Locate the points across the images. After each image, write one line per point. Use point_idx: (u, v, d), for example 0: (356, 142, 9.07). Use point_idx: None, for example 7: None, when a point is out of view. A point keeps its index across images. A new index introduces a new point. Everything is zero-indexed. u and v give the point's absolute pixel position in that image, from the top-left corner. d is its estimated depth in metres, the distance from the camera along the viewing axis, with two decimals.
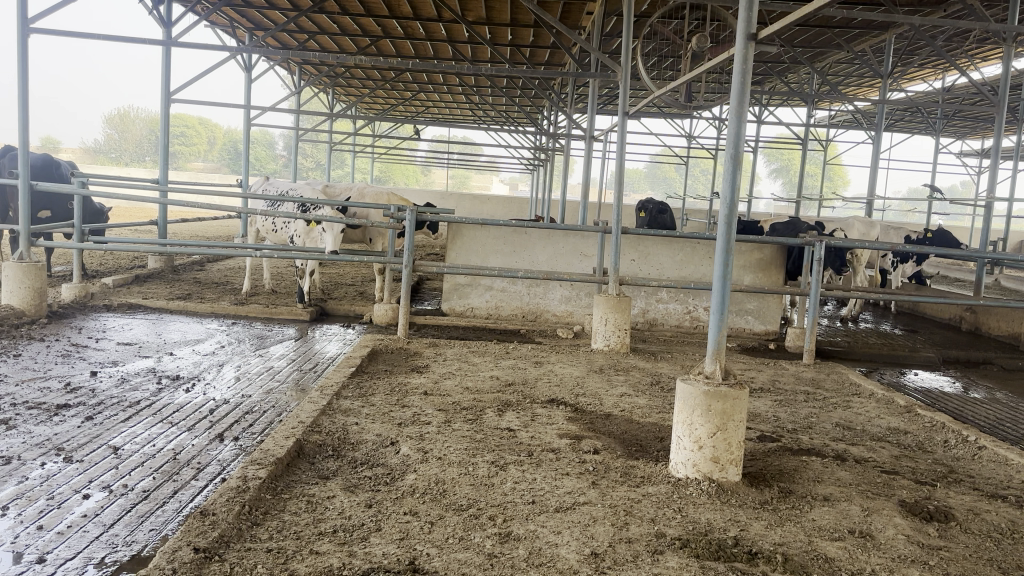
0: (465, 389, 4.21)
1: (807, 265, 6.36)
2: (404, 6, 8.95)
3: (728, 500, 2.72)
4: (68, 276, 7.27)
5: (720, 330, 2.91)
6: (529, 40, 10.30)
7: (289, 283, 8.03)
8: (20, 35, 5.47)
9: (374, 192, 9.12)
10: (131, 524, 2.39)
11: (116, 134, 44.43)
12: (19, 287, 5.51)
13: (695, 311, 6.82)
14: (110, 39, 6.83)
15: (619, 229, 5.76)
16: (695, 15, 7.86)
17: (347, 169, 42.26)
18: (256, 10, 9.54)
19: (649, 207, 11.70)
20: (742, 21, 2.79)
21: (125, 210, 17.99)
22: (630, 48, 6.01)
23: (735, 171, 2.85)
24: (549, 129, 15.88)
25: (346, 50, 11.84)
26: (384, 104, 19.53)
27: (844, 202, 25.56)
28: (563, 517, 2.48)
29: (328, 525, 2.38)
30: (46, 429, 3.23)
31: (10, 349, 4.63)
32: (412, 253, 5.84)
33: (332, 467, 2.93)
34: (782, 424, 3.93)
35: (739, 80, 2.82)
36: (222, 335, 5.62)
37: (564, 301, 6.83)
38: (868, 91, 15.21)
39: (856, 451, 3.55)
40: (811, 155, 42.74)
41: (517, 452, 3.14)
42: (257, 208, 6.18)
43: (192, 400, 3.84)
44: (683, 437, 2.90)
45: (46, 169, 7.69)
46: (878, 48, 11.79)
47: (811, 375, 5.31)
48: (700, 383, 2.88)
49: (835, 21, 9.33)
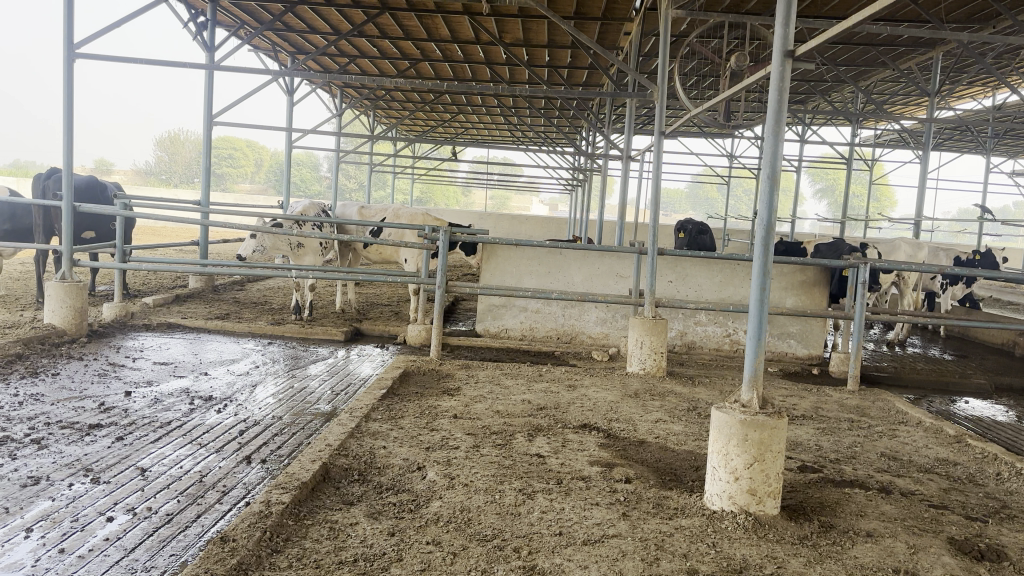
0: (496, 412, 4.14)
1: (852, 288, 6.17)
2: (442, 28, 9.01)
3: (765, 535, 2.60)
4: (111, 296, 7.41)
5: (758, 357, 2.80)
6: (567, 61, 10.29)
7: (325, 303, 8.08)
8: (66, 60, 5.60)
9: (409, 213, 9.12)
10: (152, 548, 2.36)
11: (167, 157, 45.59)
12: (60, 306, 5.59)
13: (734, 335, 6.67)
14: (153, 63, 6.96)
15: (656, 250, 5.63)
16: (734, 34, 7.75)
17: (387, 191, 42.98)
18: (298, 34, 9.68)
19: (689, 228, 11.55)
20: (779, 37, 2.72)
21: (172, 231, 18.35)
22: (667, 68, 5.87)
23: (772, 192, 2.75)
24: (588, 149, 15.85)
25: (386, 72, 11.98)
26: (426, 125, 19.70)
27: (891, 222, 24.98)
28: (590, 550, 2.39)
29: (349, 553, 2.33)
30: (77, 450, 3.24)
31: (49, 367, 4.70)
32: (445, 274, 5.76)
33: (357, 492, 2.88)
34: (824, 454, 3.79)
35: (776, 98, 2.73)
36: (258, 355, 5.64)
37: (600, 323, 6.72)
38: (915, 109, 14.89)
39: (902, 483, 3.40)
40: (857, 175, 42.01)
41: (546, 480, 3.06)
42: (278, 232, 6.01)
43: (223, 422, 3.83)
44: (718, 468, 2.79)
45: (91, 190, 7.85)
46: (925, 66, 11.53)
47: (856, 402, 5.13)
48: (736, 412, 2.77)
49: (881, 39, 9.15)
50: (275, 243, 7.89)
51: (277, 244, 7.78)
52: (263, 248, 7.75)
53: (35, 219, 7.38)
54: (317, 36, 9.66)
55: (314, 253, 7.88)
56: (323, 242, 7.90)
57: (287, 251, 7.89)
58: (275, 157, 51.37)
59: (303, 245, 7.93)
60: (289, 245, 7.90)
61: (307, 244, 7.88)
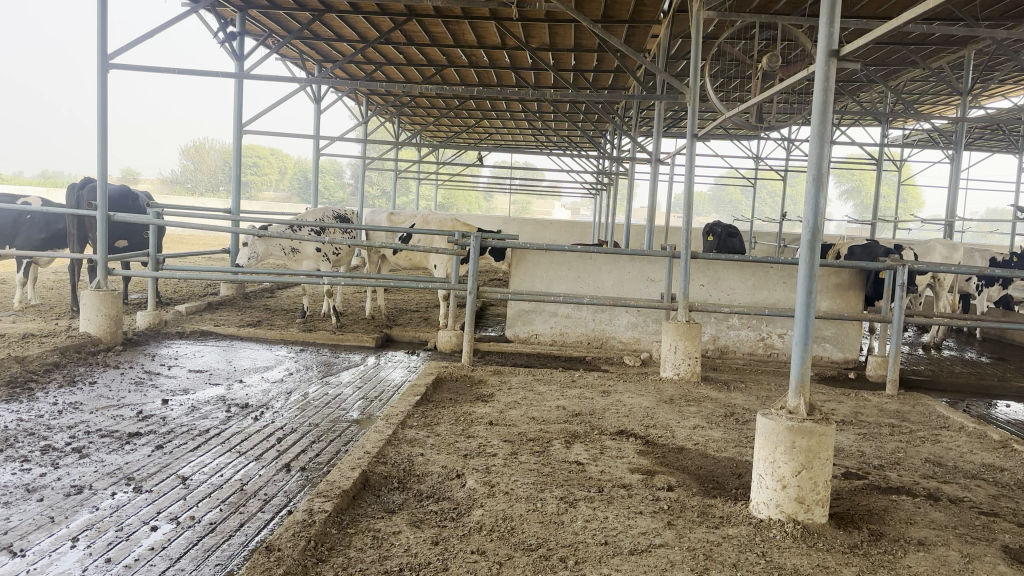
0: (531, 419, 4.11)
1: (889, 290, 6.07)
2: (469, 34, 9.01)
3: (815, 544, 2.55)
4: (143, 304, 7.48)
5: (804, 362, 2.76)
6: (593, 64, 10.27)
7: (354, 310, 8.10)
8: (100, 70, 5.66)
9: (437, 219, 9.13)
10: (197, 558, 2.36)
11: (193, 165, 46.13)
12: (96, 315, 5.65)
13: (769, 339, 6.59)
14: (184, 72, 7.03)
15: (689, 253, 5.56)
16: (764, 35, 7.67)
17: (411, 197, 43.24)
18: (325, 42, 9.74)
19: (717, 230, 11.45)
20: (824, 37, 2.68)
21: (199, 239, 18.53)
22: (699, 69, 5.80)
23: (817, 194, 2.70)
24: (612, 152, 15.79)
25: (411, 79, 12.02)
26: (449, 131, 19.75)
27: (919, 223, 24.66)
28: (638, 560, 2.36)
29: (394, 562, 2.31)
30: (118, 458, 3.25)
31: (86, 376, 4.74)
32: (476, 280, 5.71)
33: (398, 500, 2.86)
34: (867, 460, 3.72)
35: (821, 99, 2.68)
36: (291, 362, 5.66)
37: (631, 327, 6.68)
38: (945, 108, 14.68)
39: (949, 490, 3.32)
40: (884, 175, 41.58)
41: (587, 488, 3.02)
42: (303, 239, 6.04)
43: (260, 429, 3.84)
44: (765, 476, 2.74)
45: (123, 200, 7.93)
46: (957, 64, 11.37)
47: (896, 407, 5.04)
48: (783, 418, 2.72)
49: (912, 38, 9.03)
50: (269, 250, 7.99)
51: (270, 251, 7.91)
52: (256, 255, 7.87)
53: (70, 229, 7.48)
54: (344, 43, 9.71)
55: (310, 259, 7.86)
56: (320, 247, 7.87)
57: (282, 257, 7.95)
58: (299, 164, 51.77)
59: (298, 252, 7.97)
60: (285, 251, 7.98)
61: (302, 250, 7.93)
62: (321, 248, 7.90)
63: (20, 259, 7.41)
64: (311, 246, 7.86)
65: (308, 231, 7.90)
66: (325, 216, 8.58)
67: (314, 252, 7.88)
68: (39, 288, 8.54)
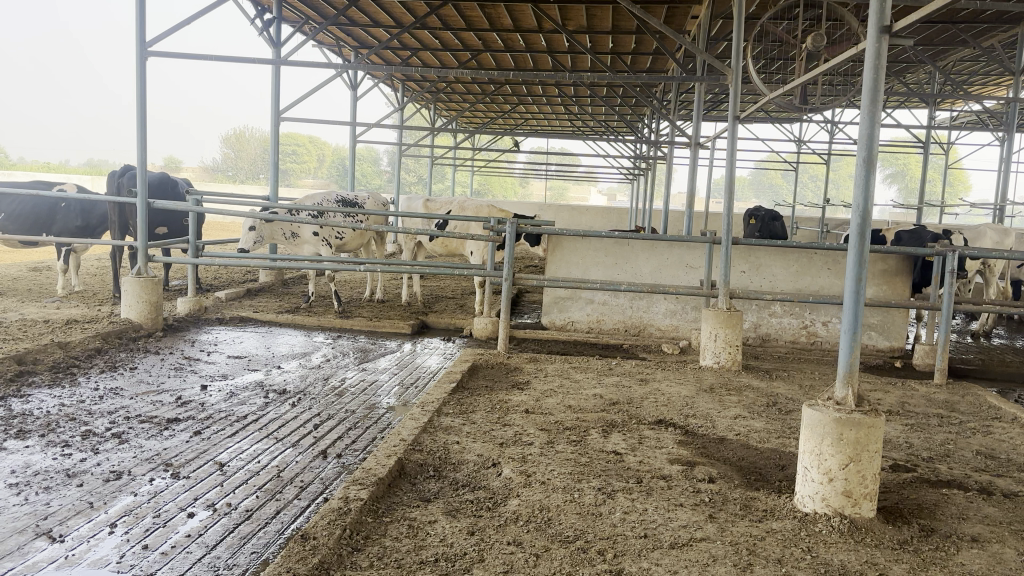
0: (569, 408, 4.06)
1: (937, 276, 5.88)
2: (504, 18, 8.92)
3: (863, 540, 2.46)
4: (184, 290, 7.57)
5: (853, 351, 2.66)
6: (631, 47, 10.14)
7: (392, 296, 8.11)
8: (139, 57, 5.70)
9: (473, 205, 9.12)
10: (233, 546, 2.35)
11: (234, 153, 46.74)
12: (137, 301, 5.72)
13: (812, 327, 6.44)
14: (222, 60, 7.06)
15: (730, 239, 5.41)
16: (809, 14, 7.48)
17: (447, 183, 43.35)
18: (361, 28, 9.72)
19: (760, 214, 11.21)
20: (875, 13, 2.57)
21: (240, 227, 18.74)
22: (742, 50, 5.60)
23: (868, 177, 2.59)
24: (650, 137, 15.58)
25: (446, 64, 11.97)
26: (485, 117, 19.70)
27: (966, 204, 22.32)
28: (679, 554, 2.30)
29: (430, 552, 2.28)
30: (156, 444, 3.28)
31: (128, 361, 4.80)
32: (513, 267, 5.59)
33: (434, 488, 2.84)
34: (917, 452, 3.60)
35: (871, 77, 2.57)
36: (327, 348, 5.67)
37: (669, 315, 6.58)
38: (995, 89, 14.25)
39: (1004, 484, 3.20)
40: (931, 160, 40.62)
41: (626, 479, 2.96)
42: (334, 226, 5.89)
43: (297, 415, 3.84)
44: (811, 469, 2.66)
45: (162, 188, 8.02)
46: (1009, 43, 11.00)
47: (945, 397, 4.88)
48: (830, 410, 2.62)
49: (962, 15, 8.74)
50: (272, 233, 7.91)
51: (273, 234, 7.79)
52: (262, 239, 7.77)
53: (110, 217, 7.59)
54: (380, 29, 9.67)
55: (310, 243, 7.85)
56: (318, 231, 7.83)
57: (285, 241, 7.88)
58: (337, 152, 52.17)
59: (299, 236, 7.92)
60: (286, 236, 7.92)
61: (303, 235, 7.92)
62: (321, 232, 7.87)
63: (61, 247, 7.54)
64: (310, 229, 7.84)
65: (308, 214, 7.84)
66: (327, 201, 8.51)
67: (314, 236, 7.85)
68: (83, 275, 8.68)
